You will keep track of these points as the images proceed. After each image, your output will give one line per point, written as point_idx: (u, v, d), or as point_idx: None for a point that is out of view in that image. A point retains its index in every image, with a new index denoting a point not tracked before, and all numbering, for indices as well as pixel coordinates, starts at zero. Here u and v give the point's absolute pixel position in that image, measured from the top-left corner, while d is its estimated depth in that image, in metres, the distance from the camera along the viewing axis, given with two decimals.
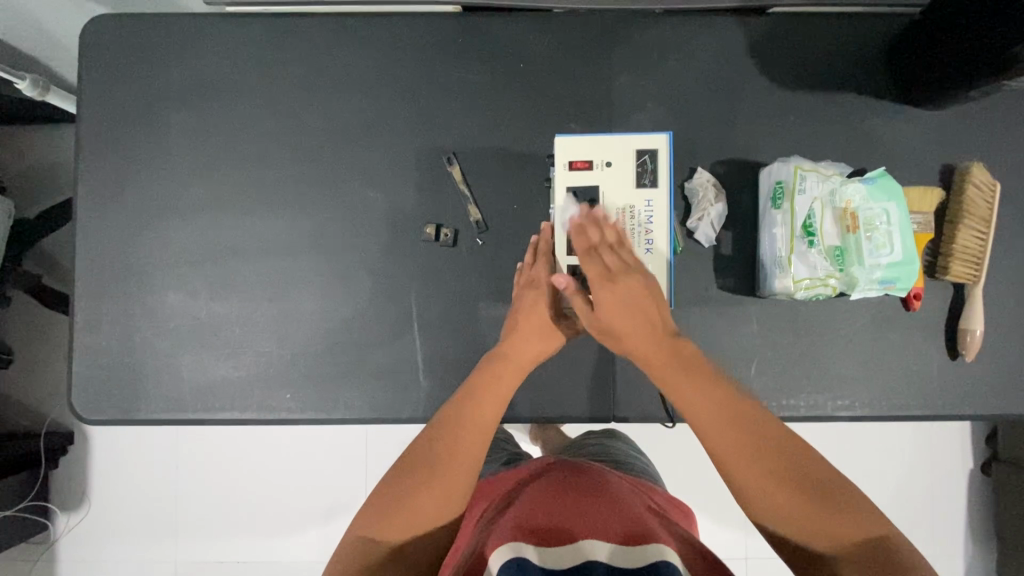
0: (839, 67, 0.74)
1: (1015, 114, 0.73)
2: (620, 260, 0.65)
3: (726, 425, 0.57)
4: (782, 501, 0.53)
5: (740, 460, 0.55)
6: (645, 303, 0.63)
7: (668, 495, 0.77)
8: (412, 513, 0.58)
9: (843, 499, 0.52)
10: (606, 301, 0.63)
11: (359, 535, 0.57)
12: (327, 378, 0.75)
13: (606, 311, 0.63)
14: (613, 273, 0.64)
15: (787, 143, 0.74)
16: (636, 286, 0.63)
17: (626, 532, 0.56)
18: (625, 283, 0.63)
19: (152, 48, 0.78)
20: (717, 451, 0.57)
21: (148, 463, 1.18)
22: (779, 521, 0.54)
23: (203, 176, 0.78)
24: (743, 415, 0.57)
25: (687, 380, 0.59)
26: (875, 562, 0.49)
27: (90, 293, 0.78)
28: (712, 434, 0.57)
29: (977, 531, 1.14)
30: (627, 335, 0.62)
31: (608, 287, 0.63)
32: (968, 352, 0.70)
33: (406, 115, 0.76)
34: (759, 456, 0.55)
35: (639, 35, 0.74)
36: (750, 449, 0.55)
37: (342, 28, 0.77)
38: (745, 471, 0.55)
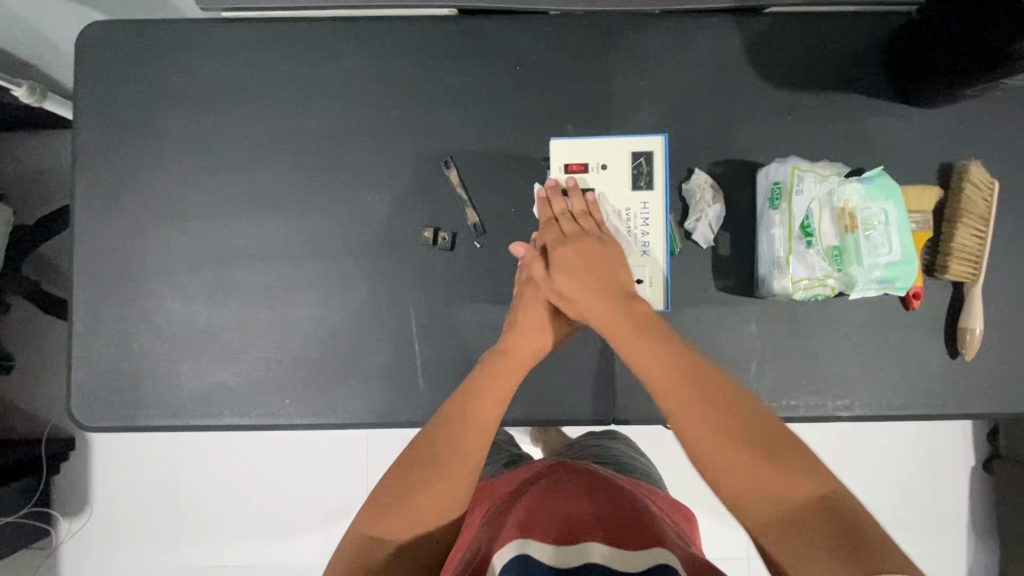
0: (836, 66, 0.74)
1: (1013, 112, 0.73)
2: (578, 226, 0.71)
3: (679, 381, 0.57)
4: (730, 458, 0.53)
5: (691, 414, 0.55)
6: (599, 262, 0.68)
7: (669, 497, 0.76)
8: (414, 512, 0.57)
9: (796, 459, 0.51)
10: (562, 261, 0.69)
11: (360, 534, 0.56)
12: (327, 383, 0.75)
13: (562, 270, 0.68)
14: (569, 236, 0.70)
15: (784, 143, 0.74)
16: (590, 248, 0.69)
17: (629, 534, 0.56)
18: (580, 243, 0.69)
19: (149, 54, 0.78)
20: (667, 405, 0.57)
21: (148, 469, 1.18)
22: (728, 479, 0.53)
23: (201, 183, 0.78)
24: (695, 372, 0.58)
25: (638, 337, 0.61)
26: (824, 523, 0.48)
27: (89, 300, 0.78)
28: (663, 388, 0.58)
29: (979, 528, 1.14)
30: (583, 297, 0.66)
31: (562, 246, 0.69)
32: (967, 351, 0.70)
33: (404, 119, 0.76)
34: (712, 412, 0.55)
35: (636, 36, 0.74)
36: (704, 404, 0.55)
37: (338, 32, 0.76)
38: (696, 427, 0.55)
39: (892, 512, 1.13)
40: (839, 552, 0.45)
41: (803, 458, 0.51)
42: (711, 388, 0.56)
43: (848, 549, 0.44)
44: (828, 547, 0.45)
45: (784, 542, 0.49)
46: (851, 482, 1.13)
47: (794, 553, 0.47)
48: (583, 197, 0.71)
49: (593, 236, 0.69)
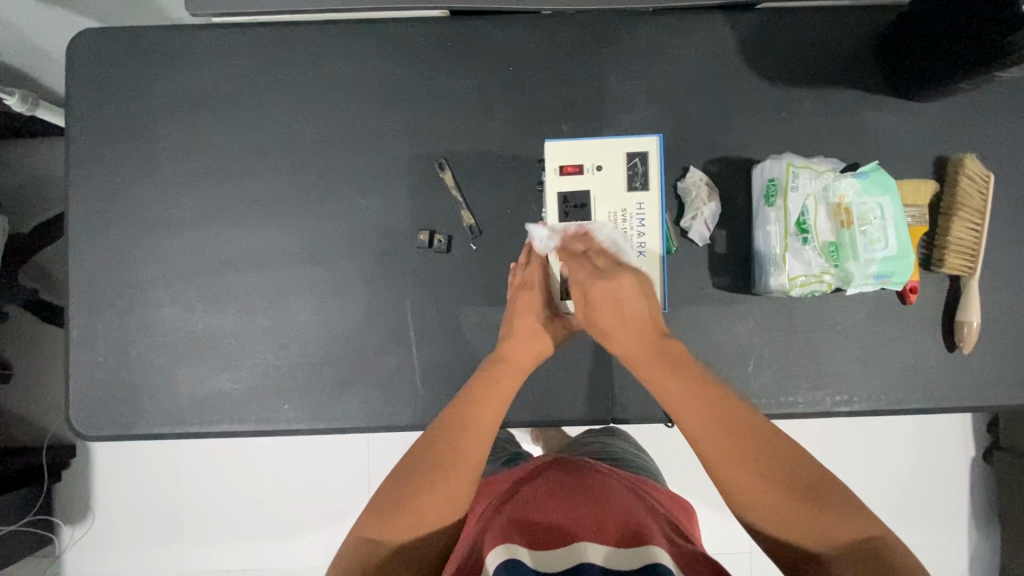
0: (830, 61, 0.73)
1: (1008, 103, 0.72)
2: (610, 261, 0.67)
3: (715, 427, 0.56)
4: (769, 502, 0.53)
5: (727, 462, 0.55)
6: (632, 301, 0.65)
7: (670, 492, 0.76)
8: (412, 515, 0.57)
9: (836, 501, 0.51)
10: (596, 299, 0.65)
11: (360, 537, 0.56)
12: (325, 388, 0.75)
13: (595, 309, 0.65)
14: (602, 272, 0.66)
15: (779, 139, 0.73)
16: (626, 279, 0.65)
17: (624, 534, 0.56)
18: (613, 282, 0.65)
19: (139, 61, 0.78)
20: (702, 450, 0.57)
21: (149, 475, 1.18)
22: (769, 522, 0.53)
23: (195, 190, 0.78)
24: (727, 413, 0.57)
25: (669, 375, 0.60)
26: (869, 563, 0.48)
27: (85, 309, 0.78)
28: (699, 433, 0.57)
29: (981, 518, 1.14)
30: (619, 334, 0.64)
31: (595, 285, 0.65)
32: (966, 344, 0.70)
33: (397, 122, 0.76)
34: (747, 458, 0.55)
35: (628, 35, 0.74)
36: (740, 450, 0.55)
37: (330, 36, 0.76)
38: (734, 474, 0.55)
39: (893, 505, 1.13)
40: None
41: (838, 498, 0.52)
42: (746, 432, 0.56)
43: None
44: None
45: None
46: (850, 475, 1.13)
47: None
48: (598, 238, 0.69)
49: (628, 274, 0.65)
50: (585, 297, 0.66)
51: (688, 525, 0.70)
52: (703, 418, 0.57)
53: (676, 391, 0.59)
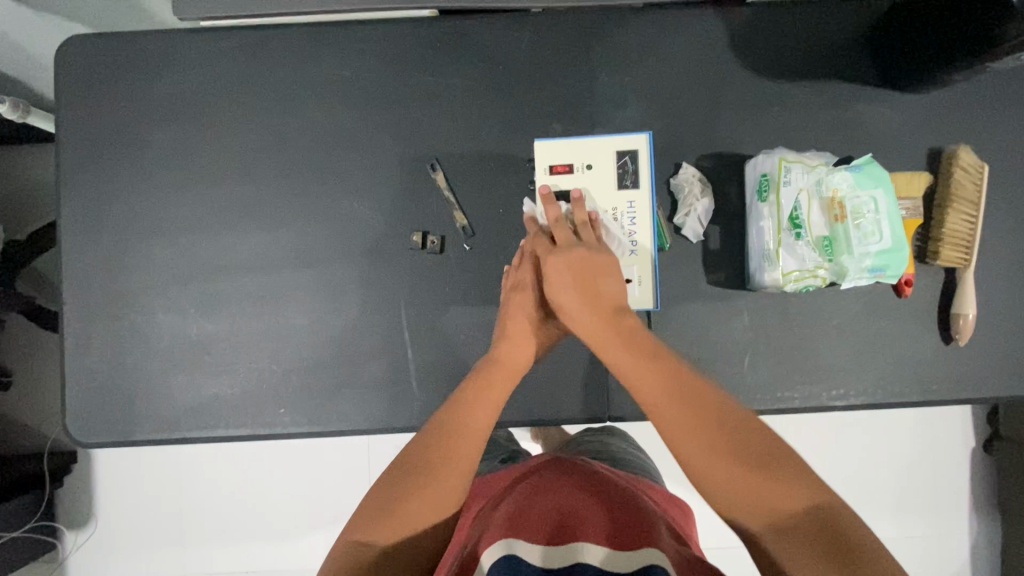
0: (823, 53, 0.73)
1: (1003, 93, 0.72)
2: (566, 235, 0.68)
3: (672, 398, 0.57)
4: (723, 474, 0.53)
5: (685, 433, 0.55)
6: (586, 275, 0.65)
7: (665, 492, 0.76)
8: (404, 517, 0.57)
9: (792, 473, 0.51)
10: (551, 272, 0.66)
11: (352, 540, 0.56)
12: (321, 391, 0.75)
13: (551, 283, 0.66)
14: (557, 247, 0.67)
15: (772, 133, 0.73)
16: (581, 256, 0.66)
17: (618, 533, 0.56)
18: (567, 255, 0.66)
19: (129, 67, 0.78)
20: (657, 420, 0.57)
21: (150, 479, 1.19)
22: (723, 494, 0.53)
23: (187, 195, 0.77)
24: (681, 384, 0.57)
25: (622, 348, 0.61)
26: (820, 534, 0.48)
27: (80, 316, 0.78)
28: (658, 404, 0.57)
29: (981, 508, 1.14)
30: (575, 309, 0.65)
31: (549, 260, 0.66)
32: (962, 336, 0.70)
33: (388, 123, 0.75)
34: (703, 429, 0.55)
35: (618, 31, 0.74)
36: (695, 419, 0.55)
37: (319, 38, 0.76)
38: (690, 446, 0.55)
39: (894, 496, 1.13)
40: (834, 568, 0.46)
41: (793, 467, 0.52)
42: (703, 403, 0.56)
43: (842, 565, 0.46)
44: (818, 558, 0.47)
45: (777, 552, 0.50)
46: (849, 468, 1.13)
47: (786, 562, 0.49)
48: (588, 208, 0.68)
49: (582, 248, 0.66)
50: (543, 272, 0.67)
51: (683, 524, 0.71)
52: (661, 391, 0.57)
53: (636, 363, 0.60)
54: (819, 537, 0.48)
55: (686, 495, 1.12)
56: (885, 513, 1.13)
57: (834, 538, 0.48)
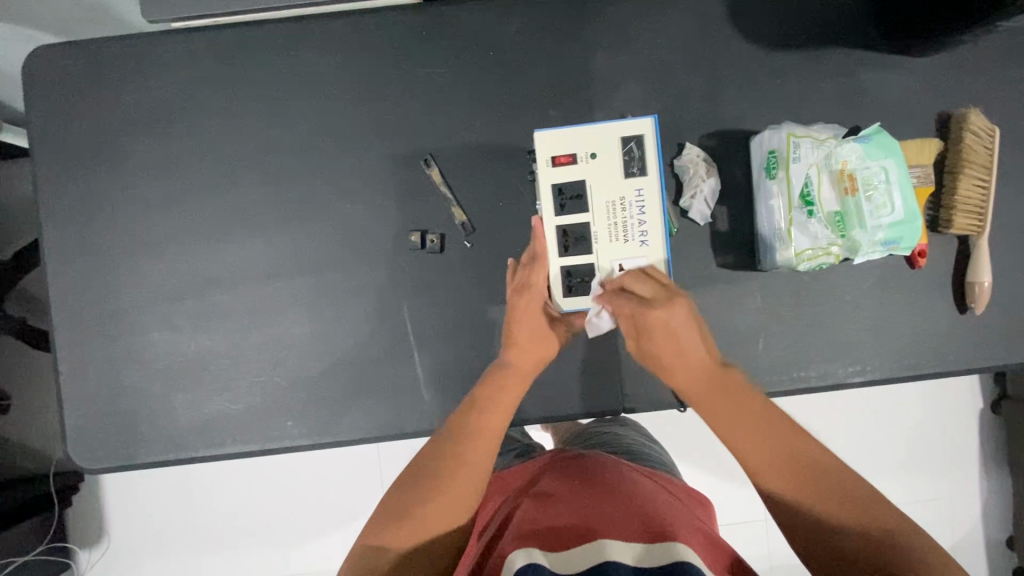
0: (823, 18, 0.70)
1: (1013, 49, 0.70)
2: (659, 288, 0.60)
3: (743, 422, 0.56)
4: (823, 526, 0.50)
5: (763, 453, 0.54)
6: (688, 329, 0.58)
7: (686, 487, 0.75)
8: (419, 522, 0.56)
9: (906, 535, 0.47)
10: (648, 330, 0.59)
11: (366, 544, 0.55)
12: (328, 401, 0.73)
13: (648, 339, 0.60)
14: (653, 300, 0.59)
15: (777, 107, 0.70)
16: (678, 314, 0.58)
17: (646, 529, 0.53)
18: (668, 313, 0.58)
19: (100, 76, 0.74)
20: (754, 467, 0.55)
21: (160, 493, 1.17)
22: (823, 544, 0.50)
23: (172, 207, 0.74)
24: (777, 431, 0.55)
25: (717, 397, 0.58)
26: None
27: (73, 339, 0.75)
28: (743, 444, 0.56)
29: (994, 469, 1.15)
30: (666, 366, 0.59)
31: (646, 316, 0.58)
32: (978, 305, 0.68)
33: (377, 119, 0.72)
34: (803, 481, 0.52)
35: (612, 8, 0.70)
36: (791, 465, 0.53)
37: (298, 33, 0.72)
38: (766, 466, 0.54)
39: (907, 463, 1.14)
40: None
41: (854, 488, 0.51)
42: (776, 426, 0.55)
43: None
44: None
45: None
46: (859, 438, 1.14)
47: None
48: (652, 280, 0.61)
49: (680, 303, 0.58)
50: (638, 328, 0.60)
51: (705, 518, 0.69)
52: (733, 416, 0.57)
53: (710, 396, 0.58)
54: None
55: (700, 475, 1.12)
56: (898, 480, 1.13)
57: None
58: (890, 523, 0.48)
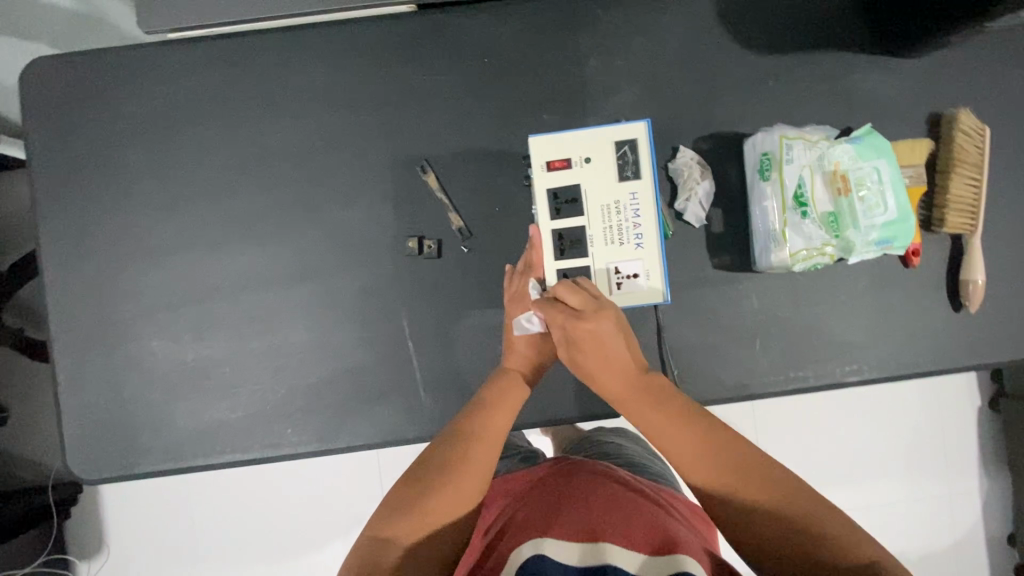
0: (813, 20, 0.71)
1: (1002, 49, 0.70)
2: (586, 299, 0.63)
3: (673, 425, 0.59)
4: (754, 519, 0.53)
5: (693, 454, 0.57)
6: (615, 338, 0.62)
7: (687, 500, 0.75)
8: (427, 514, 0.56)
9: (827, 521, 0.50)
10: (577, 340, 0.63)
11: (373, 535, 0.55)
12: (327, 407, 0.73)
13: (577, 350, 0.63)
14: (582, 310, 0.62)
15: (770, 109, 0.71)
16: (604, 322, 0.61)
17: (649, 538, 0.54)
18: (594, 325, 0.61)
19: (97, 86, 0.74)
20: (687, 469, 0.58)
21: (160, 503, 1.17)
22: (756, 539, 0.52)
23: (170, 217, 0.75)
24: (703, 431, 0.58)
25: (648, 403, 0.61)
26: None
27: (71, 349, 0.75)
28: (675, 446, 0.59)
29: (993, 467, 1.15)
30: (599, 374, 0.63)
31: (575, 325, 0.62)
32: (972, 303, 0.69)
33: (373, 126, 0.73)
34: (734, 476, 0.55)
35: (606, 14, 0.71)
36: (720, 462, 0.56)
37: (295, 42, 0.73)
38: (696, 466, 0.57)
39: (906, 462, 1.14)
40: None
41: (778, 481, 0.54)
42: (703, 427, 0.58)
43: None
44: None
45: None
46: (859, 438, 1.14)
47: None
48: (584, 290, 0.63)
49: (606, 314, 0.62)
50: (568, 340, 0.63)
51: (706, 533, 0.69)
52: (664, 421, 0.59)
53: (644, 404, 0.61)
54: None
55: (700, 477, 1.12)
56: (898, 479, 1.14)
57: None
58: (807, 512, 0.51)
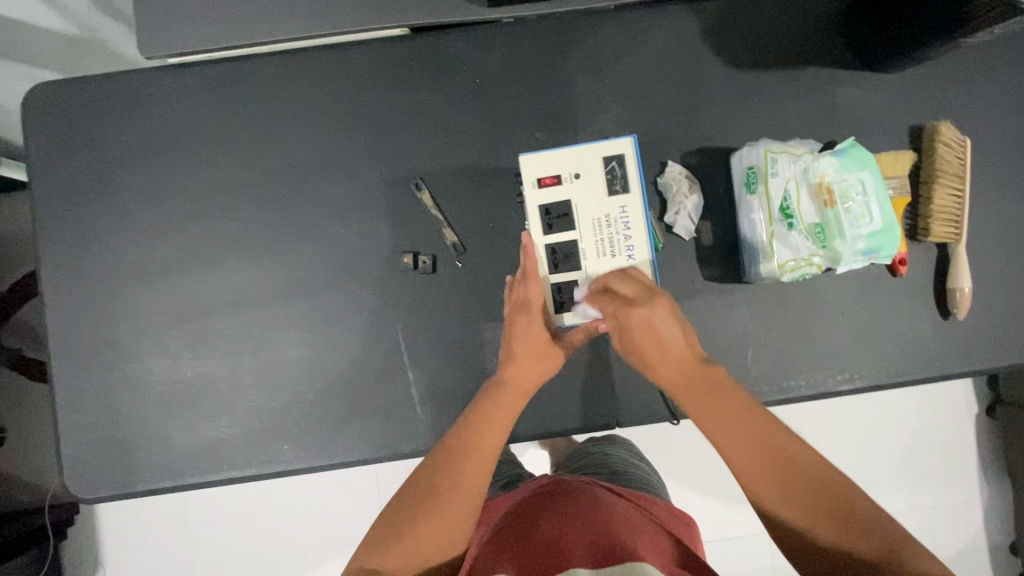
0: (793, 39, 0.73)
1: (980, 62, 0.72)
2: (639, 287, 0.63)
3: (719, 413, 0.59)
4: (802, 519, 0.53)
5: (739, 448, 0.57)
6: (670, 325, 0.61)
7: (672, 508, 0.76)
8: (413, 543, 0.58)
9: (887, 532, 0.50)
10: (626, 326, 0.62)
11: (360, 567, 0.57)
12: (324, 422, 0.74)
13: (627, 334, 0.62)
14: (635, 300, 0.61)
15: (755, 124, 0.73)
16: (655, 316, 0.60)
17: (617, 553, 0.53)
18: (649, 311, 0.60)
19: (97, 109, 0.76)
20: (731, 461, 0.58)
21: (157, 523, 1.17)
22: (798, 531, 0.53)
23: (169, 236, 0.76)
24: (760, 429, 0.57)
25: (699, 393, 0.60)
26: None
27: (69, 369, 0.76)
28: (724, 439, 0.58)
29: (993, 474, 1.15)
30: (648, 360, 0.62)
31: (628, 315, 0.61)
32: (959, 310, 0.70)
33: (368, 146, 0.74)
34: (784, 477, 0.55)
35: (593, 35, 0.73)
36: (772, 464, 0.56)
37: (290, 66, 0.75)
38: (744, 461, 0.57)
39: (904, 470, 1.14)
40: None
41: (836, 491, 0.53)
42: (757, 424, 0.58)
43: None
44: None
45: None
46: (857, 447, 1.14)
47: None
48: (637, 279, 0.63)
49: (660, 302, 0.61)
50: (619, 326, 0.62)
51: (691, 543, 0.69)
52: (731, 434, 0.58)
53: (691, 388, 0.60)
54: None
55: (698, 490, 1.11)
56: (897, 487, 1.13)
57: None
58: (868, 522, 0.51)
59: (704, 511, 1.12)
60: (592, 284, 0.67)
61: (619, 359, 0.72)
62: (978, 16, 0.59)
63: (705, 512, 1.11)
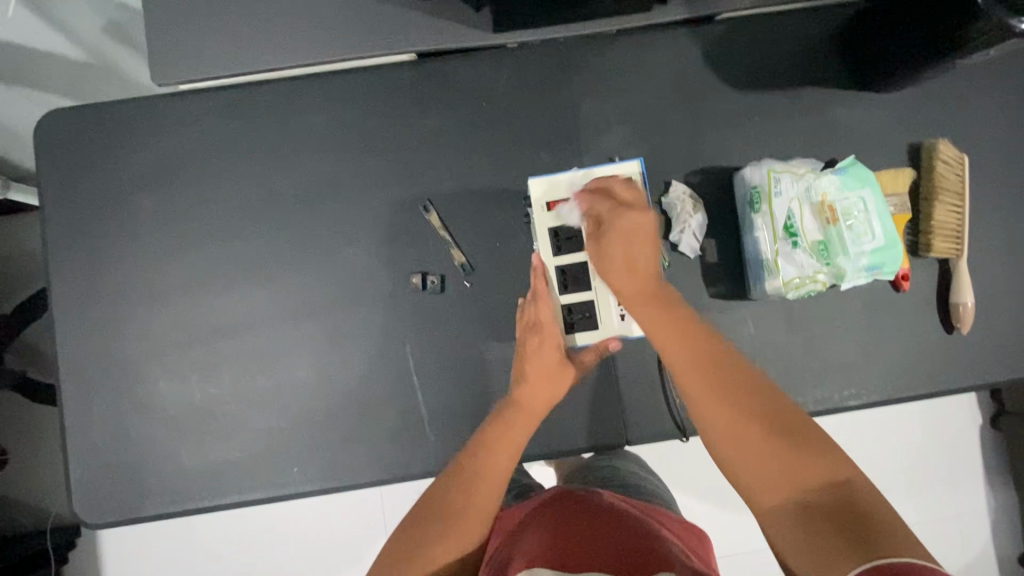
0: (793, 60, 0.75)
1: (976, 82, 0.74)
2: (634, 197, 0.68)
3: (672, 327, 0.62)
4: (733, 424, 0.55)
5: (686, 358, 0.60)
6: (648, 240, 0.66)
7: (681, 518, 0.75)
8: (428, 563, 0.57)
9: (813, 442, 0.53)
10: (608, 232, 0.66)
11: None
12: (333, 443, 0.74)
13: (607, 241, 0.66)
14: (629, 206, 0.67)
15: (757, 144, 0.74)
16: (642, 224, 0.66)
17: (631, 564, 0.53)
18: (640, 216, 0.66)
19: (109, 134, 0.77)
20: (675, 369, 0.60)
21: (160, 545, 1.15)
22: (727, 435, 0.56)
23: (179, 258, 0.77)
24: (707, 347, 0.60)
25: (654, 311, 0.63)
26: (833, 504, 0.50)
27: (78, 392, 0.76)
28: (673, 350, 0.61)
29: (1001, 488, 1.14)
30: (617, 268, 0.66)
31: (620, 215, 0.66)
32: (963, 325, 0.71)
33: (377, 168, 0.75)
34: (725, 387, 0.57)
35: (597, 59, 0.75)
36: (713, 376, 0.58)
37: (300, 91, 0.76)
38: (687, 370, 0.59)
39: (911, 484, 1.14)
40: (840, 532, 0.47)
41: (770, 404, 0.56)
42: (705, 342, 0.60)
43: (848, 532, 0.47)
44: (832, 525, 0.48)
45: (790, 522, 0.51)
46: (864, 460, 1.14)
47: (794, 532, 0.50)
48: (634, 193, 0.68)
49: (651, 213, 0.66)
50: (602, 229, 0.67)
51: (702, 553, 0.69)
52: (694, 371, 0.59)
53: (648, 302, 0.64)
54: (833, 511, 0.49)
55: (705, 505, 1.11)
56: (905, 501, 1.13)
57: (851, 510, 0.49)
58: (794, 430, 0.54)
59: (711, 526, 1.11)
60: (579, 197, 0.69)
61: (627, 377, 0.72)
62: (976, 38, 0.60)
63: (713, 528, 1.11)
